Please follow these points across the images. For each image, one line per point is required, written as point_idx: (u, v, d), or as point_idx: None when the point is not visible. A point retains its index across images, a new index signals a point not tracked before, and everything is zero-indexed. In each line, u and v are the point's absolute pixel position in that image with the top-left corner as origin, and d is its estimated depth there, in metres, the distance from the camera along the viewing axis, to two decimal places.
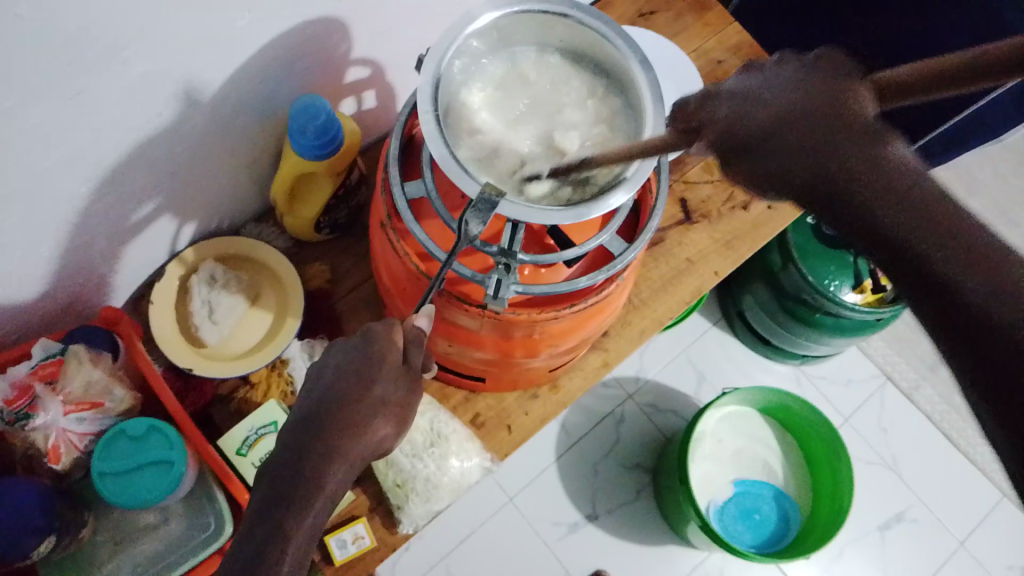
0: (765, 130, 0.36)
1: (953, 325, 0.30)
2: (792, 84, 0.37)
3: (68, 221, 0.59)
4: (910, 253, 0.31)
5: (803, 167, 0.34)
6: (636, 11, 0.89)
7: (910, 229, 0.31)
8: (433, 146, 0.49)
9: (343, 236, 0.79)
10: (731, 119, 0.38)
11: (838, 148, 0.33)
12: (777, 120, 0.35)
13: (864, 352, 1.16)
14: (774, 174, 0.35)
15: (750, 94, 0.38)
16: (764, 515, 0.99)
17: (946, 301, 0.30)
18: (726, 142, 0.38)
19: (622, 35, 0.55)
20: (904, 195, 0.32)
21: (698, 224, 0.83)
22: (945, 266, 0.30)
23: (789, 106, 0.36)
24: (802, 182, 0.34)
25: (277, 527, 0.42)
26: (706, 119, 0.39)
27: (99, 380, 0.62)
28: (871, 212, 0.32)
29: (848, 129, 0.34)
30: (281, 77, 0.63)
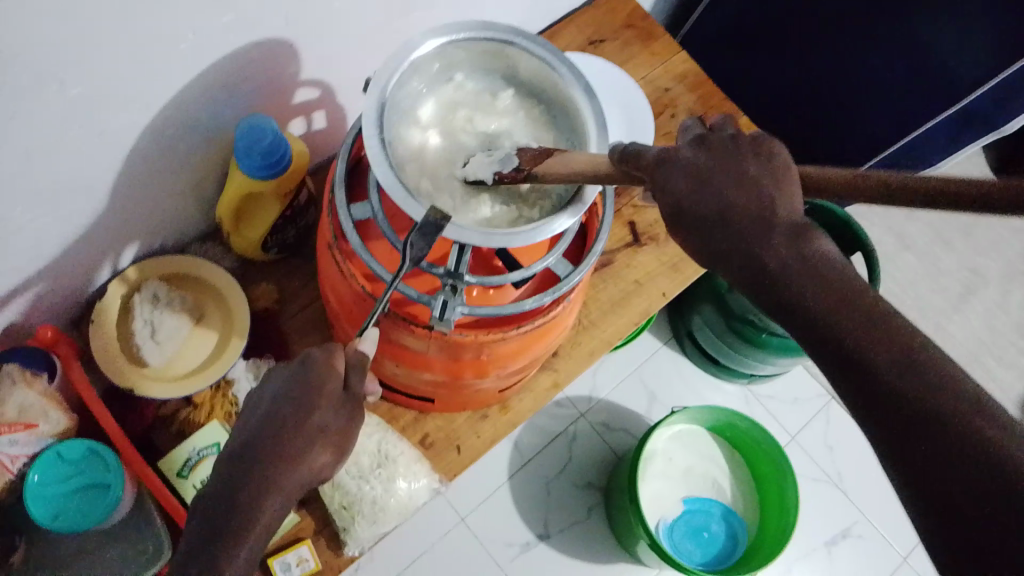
0: (708, 211, 0.41)
1: (873, 407, 0.35)
2: (716, 166, 0.42)
3: (2, 240, 0.58)
4: (839, 341, 0.36)
5: (739, 255, 0.40)
6: (586, 39, 0.90)
7: (840, 317, 0.36)
8: (378, 170, 0.49)
9: (292, 256, 0.78)
10: (681, 195, 0.42)
11: (769, 241, 0.39)
12: (720, 206, 0.41)
13: (811, 372, 1.18)
14: (715, 253, 0.41)
15: (698, 170, 0.42)
16: (712, 533, 1.00)
17: (868, 383, 0.35)
18: (672, 212, 0.42)
19: (566, 63, 0.55)
20: (821, 281, 0.38)
21: (646, 246, 0.84)
22: (870, 353, 0.35)
23: (724, 194, 0.41)
24: (742, 266, 0.40)
25: (211, 561, 0.41)
26: (657, 183, 0.43)
27: (34, 403, 0.60)
28: (807, 303, 0.38)
29: (778, 222, 0.39)
30: (227, 98, 0.63)
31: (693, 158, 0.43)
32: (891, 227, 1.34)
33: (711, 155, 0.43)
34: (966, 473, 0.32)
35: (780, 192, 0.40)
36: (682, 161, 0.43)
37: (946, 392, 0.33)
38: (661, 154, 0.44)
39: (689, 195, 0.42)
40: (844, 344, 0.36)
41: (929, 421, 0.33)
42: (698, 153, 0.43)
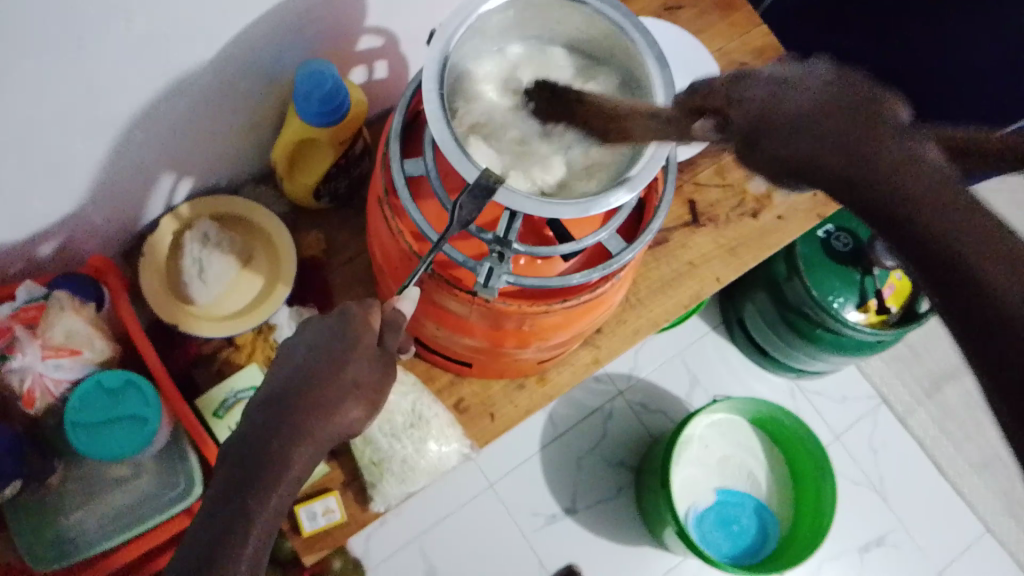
0: (794, 116, 0.37)
1: (971, 317, 0.29)
2: (818, 81, 0.38)
3: (62, 168, 0.58)
4: (934, 245, 0.31)
5: (829, 160, 0.35)
6: (662, 4, 0.86)
7: (940, 220, 0.31)
8: (432, 123, 0.48)
9: (342, 206, 0.77)
10: (763, 103, 0.38)
11: (865, 141, 0.34)
12: (808, 109, 0.36)
13: (862, 372, 1.14)
14: (798, 164, 0.36)
15: (784, 84, 0.38)
16: (742, 526, 0.98)
17: (971, 292, 0.29)
18: (748, 123, 0.38)
19: (639, 28, 0.52)
20: (936, 193, 0.32)
21: (704, 227, 0.81)
22: (972, 255, 0.30)
23: (817, 99, 0.37)
24: (827, 176, 0.35)
25: (239, 513, 0.40)
26: (733, 101, 0.40)
27: (81, 330, 0.61)
28: (906, 207, 0.32)
29: (875, 122, 0.35)
30: (290, 40, 0.62)
31: (782, 74, 0.39)
32: None
33: (795, 73, 0.39)
34: None
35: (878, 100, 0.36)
36: (767, 76, 0.40)
37: None
38: (737, 78, 0.41)
39: (773, 100, 0.38)
40: (956, 263, 0.30)
41: None
42: (788, 71, 0.40)
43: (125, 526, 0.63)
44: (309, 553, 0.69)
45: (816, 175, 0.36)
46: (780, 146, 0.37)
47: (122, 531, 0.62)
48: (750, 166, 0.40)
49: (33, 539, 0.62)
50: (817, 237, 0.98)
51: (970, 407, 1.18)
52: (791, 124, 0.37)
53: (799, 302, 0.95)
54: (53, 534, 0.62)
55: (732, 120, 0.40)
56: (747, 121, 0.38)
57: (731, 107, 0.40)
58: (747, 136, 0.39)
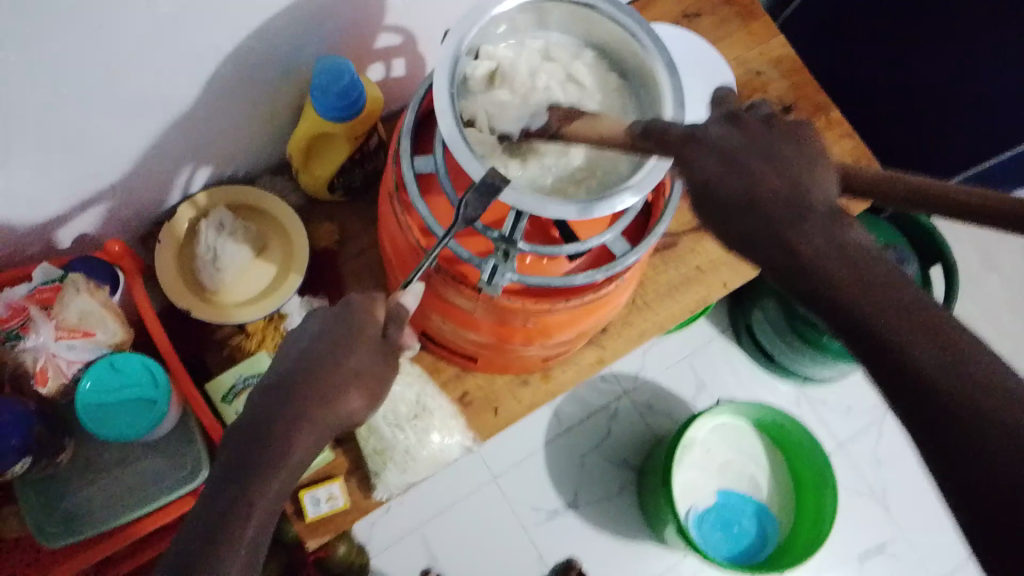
0: (734, 197, 0.39)
1: (895, 385, 0.34)
2: (747, 148, 0.40)
3: (82, 151, 0.60)
4: (869, 328, 0.34)
5: (764, 243, 0.38)
6: (681, 11, 0.87)
7: (867, 305, 0.35)
8: (442, 122, 0.49)
9: (355, 199, 0.78)
10: (707, 176, 0.40)
11: (798, 222, 0.37)
12: (744, 185, 0.39)
13: (870, 382, 1.14)
14: (742, 238, 0.39)
15: (727, 155, 0.40)
16: (742, 528, 0.99)
17: (899, 373, 0.34)
18: (699, 192, 0.40)
19: (651, 35, 0.53)
20: (851, 270, 0.35)
21: (714, 233, 0.82)
22: (901, 341, 0.34)
23: (751, 176, 0.39)
24: (767, 251, 0.38)
25: (239, 493, 0.42)
26: (685, 158, 0.41)
27: (93, 311, 0.62)
28: (836, 292, 0.35)
29: (799, 198, 0.38)
30: (309, 35, 0.63)
31: (722, 135, 0.41)
32: (981, 244, 1.27)
33: (744, 137, 0.40)
34: (981, 447, 0.31)
35: (808, 173, 0.39)
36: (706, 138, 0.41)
37: (990, 384, 0.32)
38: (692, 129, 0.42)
39: (715, 175, 0.40)
40: (877, 339, 0.34)
41: (970, 421, 0.32)
42: (728, 129, 0.41)
43: (131, 504, 0.64)
44: (313, 537, 0.70)
45: (754, 250, 0.39)
46: (723, 221, 0.39)
47: (128, 509, 0.64)
48: (700, 222, 0.42)
49: (43, 513, 0.64)
50: None
51: None
52: (732, 202, 0.39)
53: (807, 311, 0.95)
54: (61, 510, 0.64)
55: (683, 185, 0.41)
56: (693, 192, 0.40)
57: (683, 168, 0.41)
58: (698, 198, 0.41)
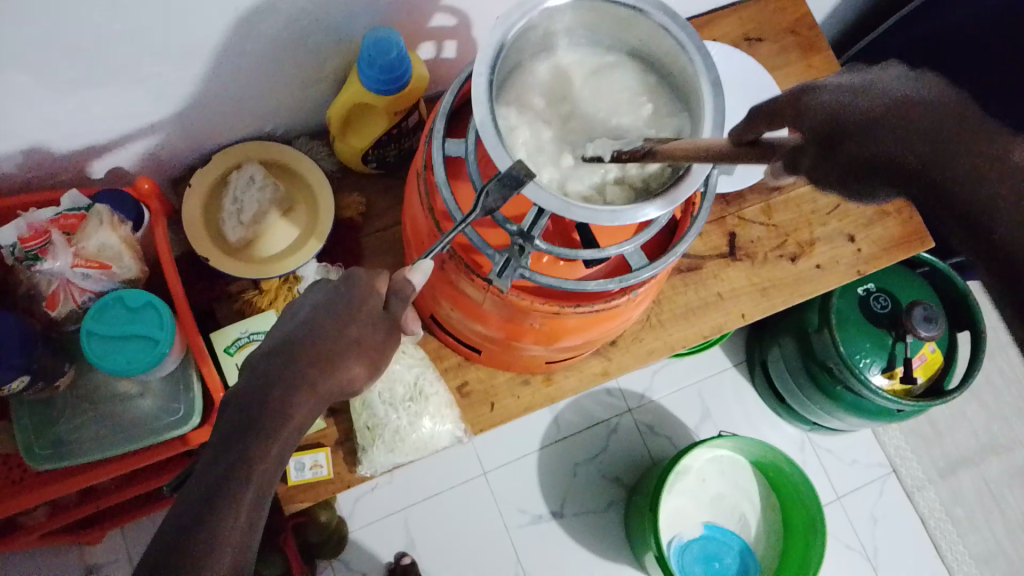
0: (878, 117, 0.34)
1: None
2: (885, 79, 0.36)
3: (127, 86, 0.60)
4: (1017, 254, 0.30)
5: (911, 163, 0.32)
6: (742, 34, 0.85)
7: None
8: (476, 110, 0.48)
9: (387, 174, 0.79)
10: (838, 109, 0.35)
11: (947, 136, 0.32)
12: (888, 109, 0.34)
13: (878, 439, 1.12)
14: (873, 165, 0.34)
15: (863, 88, 0.36)
16: (723, 565, 0.98)
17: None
18: (824, 132, 0.35)
19: (701, 50, 0.52)
20: (1015, 194, 0.30)
21: (740, 262, 0.80)
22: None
23: (895, 100, 0.34)
24: (909, 175, 0.33)
25: (238, 453, 0.42)
26: (806, 112, 0.37)
27: (113, 245, 0.63)
28: (993, 214, 0.30)
29: (966, 123, 0.32)
30: (364, 5, 0.63)
31: (858, 80, 0.37)
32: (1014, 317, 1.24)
33: (874, 75, 0.36)
34: None
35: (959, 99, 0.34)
36: (836, 80, 0.37)
37: None
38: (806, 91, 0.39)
39: (849, 105, 0.35)
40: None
41: None
42: (851, 77, 0.38)
43: (120, 441, 0.65)
44: (292, 502, 0.70)
45: (893, 176, 0.33)
46: (856, 148, 0.34)
47: (115, 446, 0.65)
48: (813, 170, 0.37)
49: (36, 434, 0.65)
50: (856, 292, 0.95)
51: (984, 497, 1.13)
52: (870, 125, 0.34)
53: (824, 357, 0.93)
54: (53, 434, 0.65)
55: (808, 124, 0.37)
56: (815, 130, 0.36)
57: (800, 115, 0.37)
58: (821, 140, 0.36)
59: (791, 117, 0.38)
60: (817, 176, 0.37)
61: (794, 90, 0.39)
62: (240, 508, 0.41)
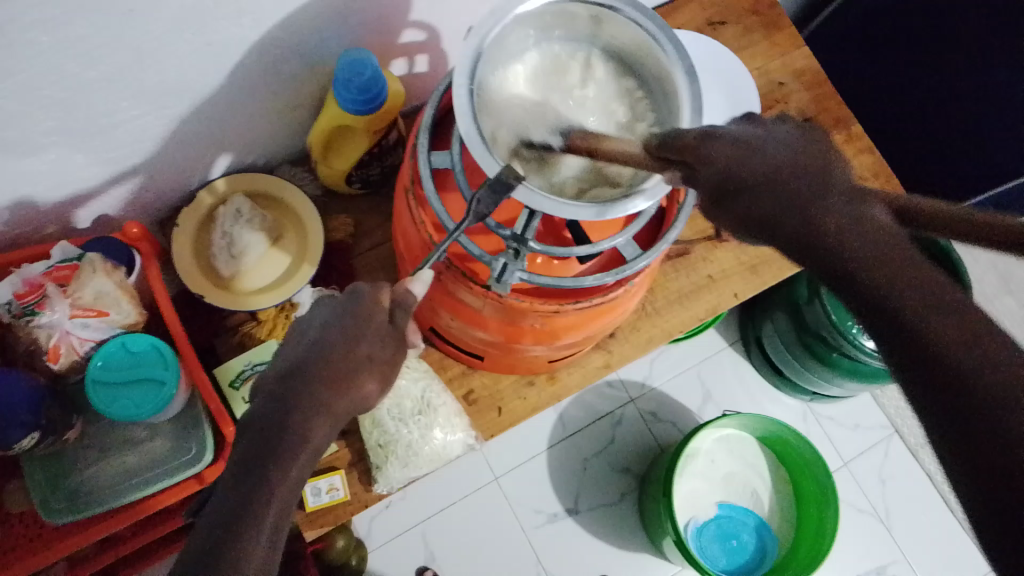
0: (755, 179, 0.37)
1: (950, 410, 0.29)
2: (788, 147, 0.38)
3: (106, 132, 0.60)
4: (878, 291, 0.32)
5: (787, 217, 0.35)
6: (705, 19, 0.87)
7: (889, 281, 0.32)
8: (460, 120, 0.49)
9: (373, 192, 0.79)
10: (727, 163, 0.38)
11: (818, 204, 0.35)
12: (766, 169, 0.37)
13: (877, 401, 1.13)
14: (762, 223, 0.37)
15: (750, 143, 0.39)
16: (741, 542, 0.99)
17: (904, 337, 0.30)
18: (713, 183, 0.39)
19: (673, 41, 0.54)
20: (868, 234, 0.34)
21: (726, 243, 0.82)
22: (904, 302, 0.31)
23: (776, 159, 0.37)
24: (790, 228, 0.35)
25: (261, 479, 0.43)
26: (700, 158, 0.40)
27: (109, 292, 0.63)
28: (858, 269, 0.33)
29: (823, 183, 0.36)
30: (334, 27, 0.63)
31: (751, 136, 0.40)
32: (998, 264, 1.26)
33: (761, 133, 0.40)
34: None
35: (825, 164, 0.37)
36: (725, 137, 0.40)
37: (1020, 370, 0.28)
38: (703, 134, 0.42)
39: (735, 160, 0.38)
40: (894, 317, 0.31)
41: None
42: (748, 129, 0.41)
43: (135, 486, 0.66)
44: (310, 528, 0.70)
45: (773, 232, 0.36)
46: (743, 207, 0.37)
47: (130, 491, 0.65)
48: (715, 222, 0.40)
49: (50, 488, 0.65)
50: None
51: None
52: (750, 183, 0.37)
53: (818, 326, 0.95)
54: (68, 485, 0.66)
55: (701, 179, 0.40)
56: (714, 180, 0.39)
57: (694, 162, 0.41)
58: (716, 192, 0.39)
59: (691, 157, 0.41)
60: (728, 230, 0.40)
61: (696, 134, 0.42)
62: (262, 531, 0.42)
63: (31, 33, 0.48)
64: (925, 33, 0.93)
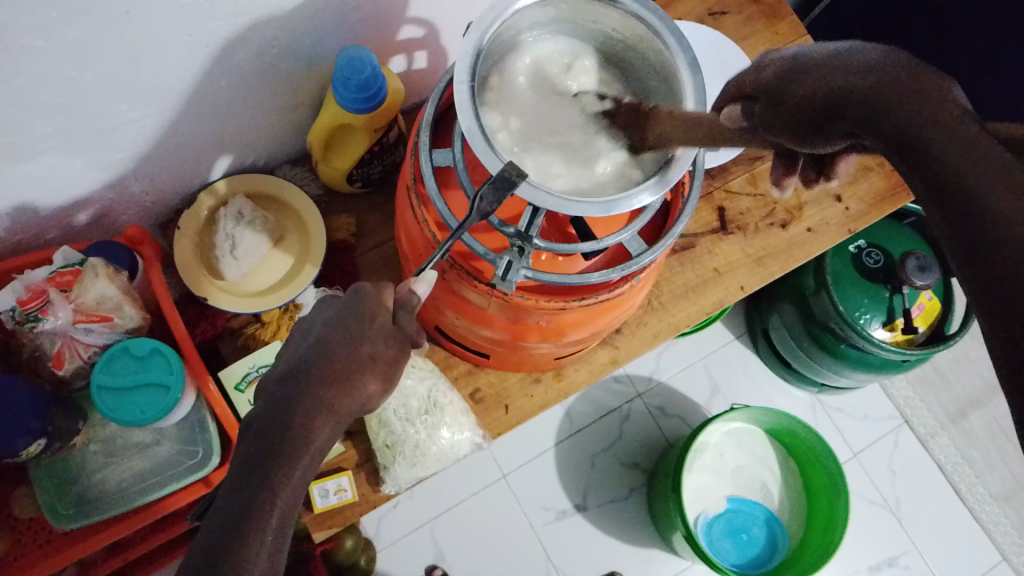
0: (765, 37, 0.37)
1: (952, 217, 0.27)
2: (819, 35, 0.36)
3: (104, 135, 0.60)
4: (879, 124, 0.30)
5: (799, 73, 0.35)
6: (706, 9, 0.86)
7: (891, 103, 0.30)
8: (462, 117, 0.48)
9: (374, 191, 0.79)
10: None
11: (834, 55, 0.34)
12: (776, 32, 0.37)
13: (886, 392, 1.13)
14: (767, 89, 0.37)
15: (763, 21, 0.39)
16: (752, 536, 0.98)
17: (911, 153, 0.29)
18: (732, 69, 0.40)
19: (675, 33, 0.53)
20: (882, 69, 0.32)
21: (732, 235, 0.81)
22: (903, 122, 0.29)
23: (804, 37, 0.36)
24: (799, 84, 0.34)
25: (264, 482, 0.42)
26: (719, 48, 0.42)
27: (112, 296, 0.63)
28: (872, 102, 0.31)
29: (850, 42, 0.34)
30: (332, 25, 0.63)
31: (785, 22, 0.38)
32: None
33: None
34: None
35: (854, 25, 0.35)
36: None
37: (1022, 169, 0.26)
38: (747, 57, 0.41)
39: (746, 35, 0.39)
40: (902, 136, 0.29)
41: None
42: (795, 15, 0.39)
43: (141, 491, 0.66)
44: (320, 529, 0.70)
45: (780, 94, 0.36)
46: (749, 73, 0.38)
47: (136, 497, 0.66)
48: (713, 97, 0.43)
49: (57, 495, 0.65)
50: (848, 251, 0.95)
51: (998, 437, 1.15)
52: (762, 47, 0.37)
53: (826, 317, 0.94)
54: (74, 490, 0.66)
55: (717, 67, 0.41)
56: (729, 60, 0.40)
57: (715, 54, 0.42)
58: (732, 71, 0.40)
59: None
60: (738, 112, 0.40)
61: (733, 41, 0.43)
62: (267, 534, 0.41)
63: (27, 37, 0.47)
64: None
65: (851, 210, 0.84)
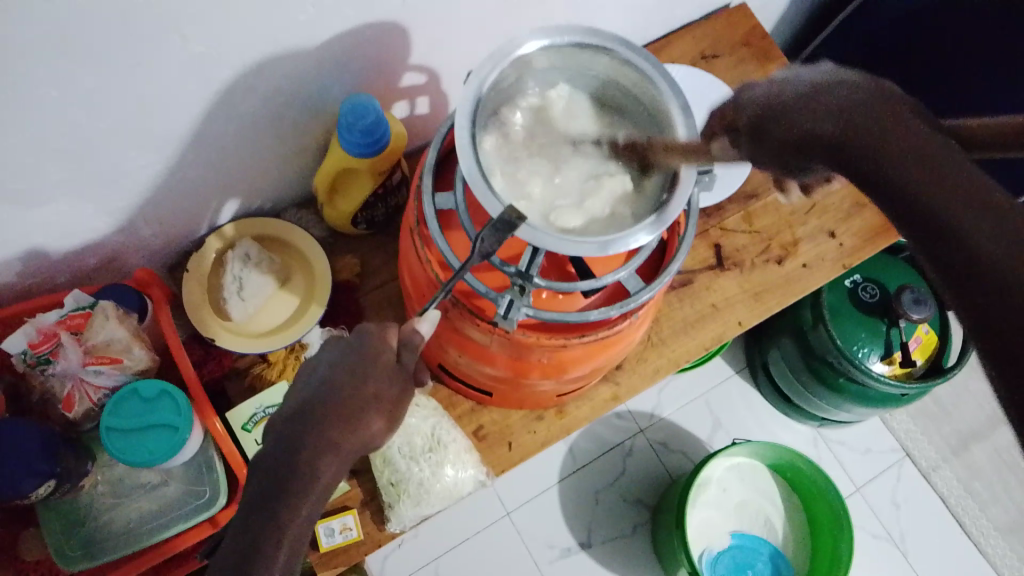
0: (796, 99, 0.40)
1: (954, 273, 0.30)
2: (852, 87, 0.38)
3: (115, 181, 0.62)
4: (904, 188, 0.33)
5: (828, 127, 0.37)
6: (699, 52, 0.89)
7: (909, 173, 0.33)
8: (462, 161, 0.50)
9: (378, 232, 0.81)
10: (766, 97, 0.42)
11: (884, 114, 0.36)
12: (805, 92, 0.39)
13: (887, 425, 1.13)
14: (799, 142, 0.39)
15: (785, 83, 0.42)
16: (756, 571, 0.98)
17: (922, 222, 0.31)
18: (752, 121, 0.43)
19: (667, 78, 0.55)
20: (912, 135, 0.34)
21: (729, 271, 0.83)
22: (925, 190, 0.32)
23: (832, 90, 0.39)
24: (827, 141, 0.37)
25: (271, 518, 0.43)
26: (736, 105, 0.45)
27: (120, 338, 0.64)
28: (895, 170, 0.33)
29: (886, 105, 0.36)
30: (336, 73, 0.65)
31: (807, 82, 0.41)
32: None
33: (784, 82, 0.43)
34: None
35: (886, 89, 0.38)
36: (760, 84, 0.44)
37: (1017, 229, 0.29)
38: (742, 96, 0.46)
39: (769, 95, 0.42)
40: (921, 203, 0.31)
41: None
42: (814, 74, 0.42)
43: (148, 532, 0.66)
44: (325, 568, 0.70)
45: (812, 149, 0.38)
46: (779, 131, 0.40)
47: (143, 538, 0.66)
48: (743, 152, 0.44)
49: (65, 538, 0.66)
50: (844, 286, 0.97)
51: (1000, 469, 1.15)
52: (792, 105, 0.40)
53: (824, 350, 0.95)
54: (82, 532, 0.66)
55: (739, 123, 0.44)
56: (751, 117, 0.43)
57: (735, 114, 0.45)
58: (755, 126, 0.43)
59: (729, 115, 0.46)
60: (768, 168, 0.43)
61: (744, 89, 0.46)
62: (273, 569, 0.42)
63: (42, 88, 0.49)
64: (916, 59, 0.95)
65: (845, 245, 0.85)
